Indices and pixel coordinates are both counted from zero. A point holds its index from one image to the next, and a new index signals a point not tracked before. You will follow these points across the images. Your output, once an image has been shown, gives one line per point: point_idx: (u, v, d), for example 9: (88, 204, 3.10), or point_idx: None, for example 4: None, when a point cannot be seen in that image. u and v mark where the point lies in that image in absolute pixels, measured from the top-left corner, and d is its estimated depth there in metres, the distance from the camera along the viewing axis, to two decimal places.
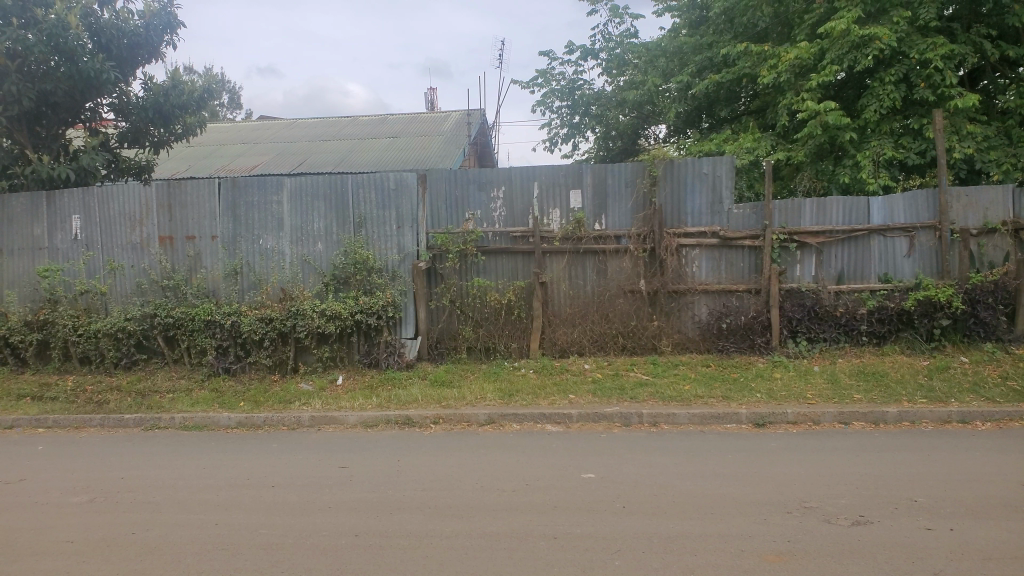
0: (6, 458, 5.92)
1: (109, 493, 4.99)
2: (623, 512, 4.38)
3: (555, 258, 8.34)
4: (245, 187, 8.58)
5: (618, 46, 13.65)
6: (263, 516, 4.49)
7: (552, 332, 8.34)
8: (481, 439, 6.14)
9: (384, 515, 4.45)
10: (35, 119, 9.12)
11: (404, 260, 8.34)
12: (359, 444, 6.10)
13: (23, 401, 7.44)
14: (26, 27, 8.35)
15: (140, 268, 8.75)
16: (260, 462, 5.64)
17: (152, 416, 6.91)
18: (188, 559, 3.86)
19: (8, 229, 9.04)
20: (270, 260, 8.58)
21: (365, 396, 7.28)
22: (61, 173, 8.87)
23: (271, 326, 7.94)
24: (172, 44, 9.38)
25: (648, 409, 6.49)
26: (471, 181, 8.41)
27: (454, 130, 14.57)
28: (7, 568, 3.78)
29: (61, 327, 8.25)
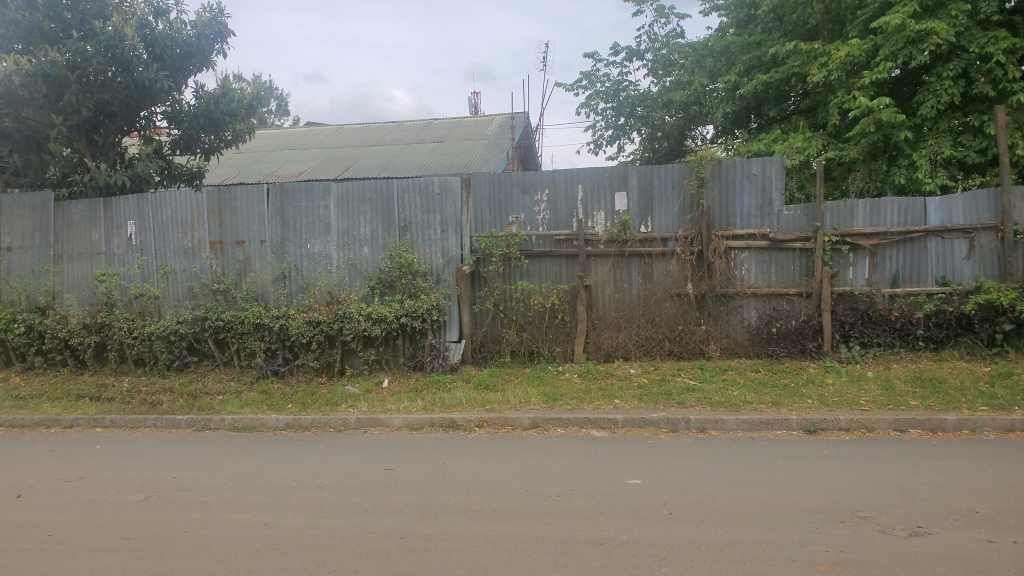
0: (66, 456, 6.10)
1: (162, 492, 5.10)
2: (671, 519, 4.31)
3: (600, 261, 8.28)
4: (293, 193, 8.72)
5: (664, 47, 13.53)
6: (311, 517, 4.53)
7: (597, 336, 8.28)
8: (526, 443, 6.12)
9: (430, 517, 4.46)
10: (94, 128, 9.43)
11: (448, 263, 8.37)
12: (405, 447, 6.13)
13: (82, 402, 7.67)
14: (85, 39, 8.71)
15: (192, 272, 8.94)
16: (308, 464, 5.71)
17: (203, 417, 7.05)
18: (238, 558, 3.91)
19: (67, 234, 9.32)
20: (318, 263, 8.69)
21: (410, 399, 7.32)
22: (117, 180, 9.16)
23: (318, 329, 8.04)
24: (223, 52, 9.59)
25: (696, 415, 6.39)
26: (516, 184, 8.40)
27: (498, 133, 14.60)
28: (66, 563, 3.89)
29: (116, 329, 8.46)
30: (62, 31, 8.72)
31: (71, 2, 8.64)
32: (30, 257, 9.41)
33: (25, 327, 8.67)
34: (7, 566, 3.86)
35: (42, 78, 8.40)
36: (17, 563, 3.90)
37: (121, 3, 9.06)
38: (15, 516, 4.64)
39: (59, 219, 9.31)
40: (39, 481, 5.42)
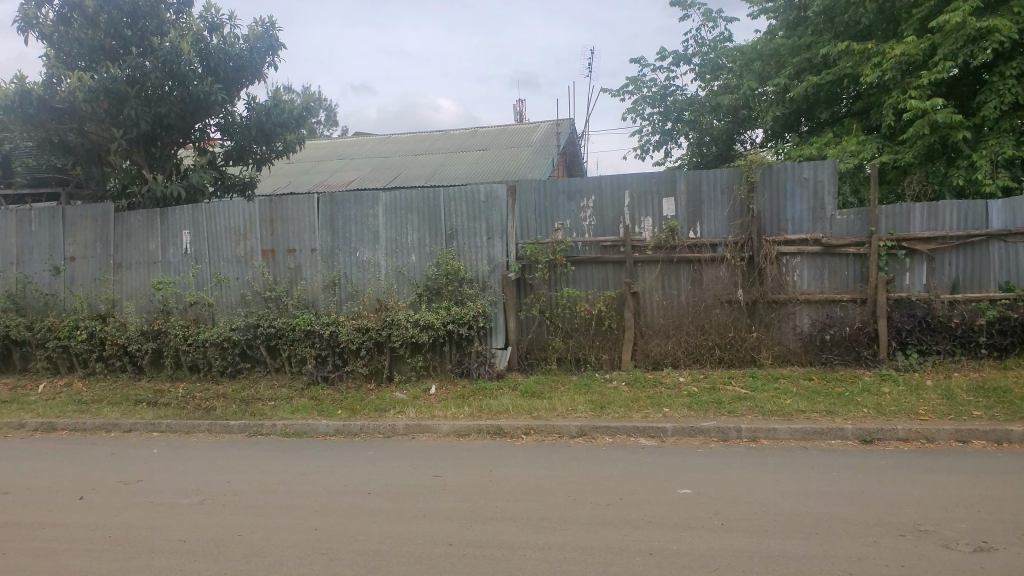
0: (126, 460, 6.28)
1: (217, 496, 5.21)
2: (723, 530, 4.24)
3: (648, 267, 8.21)
4: (343, 202, 8.85)
5: (712, 51, 13.41)
6: (360, 522, 4.58)
7: (645, 343, 8.20)
8: (573, 452, 6.08)
9: (478, 525, 4.46)
10: (151, 141, 9.73)
11: (494, 270, 8.40)
12: (452, 454, 6.15)
13: (139, 407, 7.89)
14: (144, 54, 9.00)
15: (245, 280, 9.14)
16: (357, 470, 5.77)
17: (255, 422, 7.19)
18: (290, 562, 3.97)
19: (126, 244, 9.61)
20: (366, 271, 8.81)
21: (457, 406, 7.34)
22: (173, 192, 9.44)
23: (367, 336, 8.14)
24: (274, 65, 9.80)
25: (747, 424, 6.28)
26: (562, 191, 8.39)
27: (544, 140, 14.61)
28: (126, 564, 3.99)
29: (172, 336, 8.69)
30: (122, 47, 9.03)
31: (130, 19, 8.94)
32: (91, 266, 9.74)
33: (86, 334, 8.97)
34: (70, 566, 3.98)
35: (104, 93, 8.70)
36: (80, 563, 4.02)
37: (177, 19, 9.34)
38: (78, 517, 4.79)
39: (118, 229, 9.61)
40: (101, 483, 5.59)
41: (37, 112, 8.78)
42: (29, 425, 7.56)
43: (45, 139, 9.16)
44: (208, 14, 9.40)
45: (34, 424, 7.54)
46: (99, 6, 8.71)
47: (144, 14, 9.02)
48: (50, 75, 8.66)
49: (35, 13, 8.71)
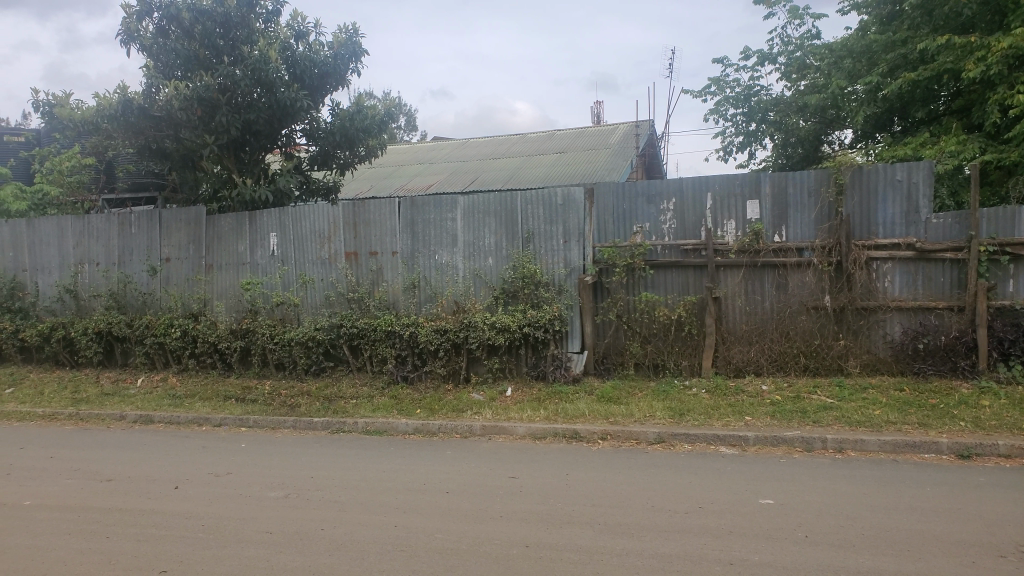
0: (216, 453, 6.55)
1: (301, 490, 5.37)
2: (807, 543, 4.11)
3: (730, 271, 8.03)
4: (422, 206, 9.00)
5: (798, 50, 13.06)
6: (439, 521, 4.63)
7: (727, 350, 8.01)
8: (651, 458, 6.01)
9: (555, 528, 4.46)
10: (241, 147, 10.14)
11: (571, 274, 8.37)
12: (529, 456, 6.16)
13: (229, 402, 8.22)
14: (235, 63, 9.38)
15: (329, 281, 9.40)
16: (436, 469, 5.85)
17: (337, 420, 7.37)
18: (370, 557, 4.06)
19: (217, 246, 10.01)
20: (444, 274, 8.92)
21: (533, 408, 7.36)
22: (262, 196, 9.83)
23: (446, 337, 8.26)
24: (358, 71, 10.06)
25: (834, 434, 6.07)
26: (641, 193, 8.28)
27: (623, 142, 14.50)
28: (217, 553, 4.16)
29: (260, 334, 9.03)
30: (215, 57, 9.45)
31: (223, 29, 9.34)
32: (185, 267, 10.19)
33: (181, 331, 9.40)
34: (167, 552, 4.17)
35: (198, 101, 9.12)
36: (174, 550, 4.21)
37: (266, 29, 9.69)
38: (173, 506, 5.02)
39: (210, 231, 10.03)
40: (194, 475, 5.84)
41: (137, 119, 9.16)
42: (129, 417, 7.97)
43: (144, 146, 9.63)
44: (294, 23, 9.73)
45: (133, 416, 7.95)
46: (195, 17, 9.12)
47: (236, 24, 9.40)
48: (149, 85, 9.12)
49: (136, 26, 9.18)
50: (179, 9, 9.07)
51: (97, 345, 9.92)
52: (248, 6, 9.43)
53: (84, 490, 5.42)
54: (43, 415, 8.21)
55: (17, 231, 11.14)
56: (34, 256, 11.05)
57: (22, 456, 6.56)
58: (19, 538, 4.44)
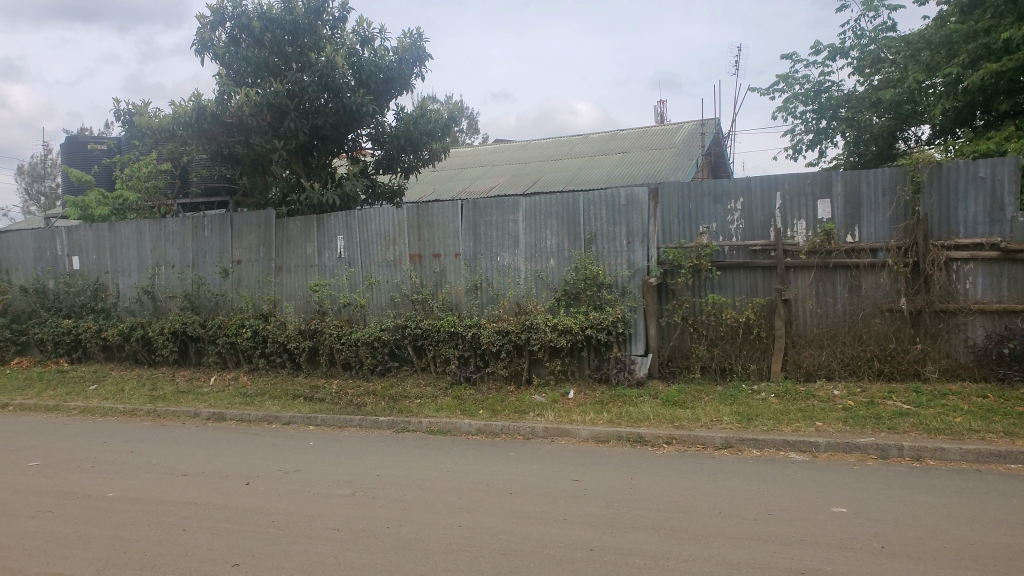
0: (286, 450, 6.71)
1: (367, 488, 5.46)
2: (884, 554, 3.96)
3: (800, 273, 7.82)
4: (485, 208, 9.04)
5: (872, 43, 12.66)
6: (503, 522, 4.64)
7: (797, 353, 7.80)
8: (719, 464, 5.89)
9: (619, 532, 4.41)
10: (309, 152, 10.40)
11: (634, 275, 8.28)
12: (593, 459, 6.12)
13: (297, 401, 8.43)
14: (303, 69, 9.60)
15: (393, 283, 9.53)
16: (500, 470, 5.87)
17: (402, 419, 7.47)
18: (435, 557, 4.08)
19: (286, 248, 10.26)
20: (507, 276, 8.94)
21: (596, 411, 7.30)
22: (329, 200, 10.05)
23: (508, 338, 8.29)
24: (422, 76, 10.18)
25: (911, 442, 5.84)
26: (707, 193, 8.13)
27: (687, 141, 14.31)
28: (287, 548, 4.25)
29: (328, 335, 9.24)
30: (284, 64, 9.64)
31: (291, 37, 9.57)
32: (256, 269, 10.47)
33: (252, 331, 9.69)
34: (239, 546, 4.29)
35: (267, 107, 9.37)
36: (246, 544, 4.33)
37: (333, 35, 9.88)
38: (245, 501, 5.16)
39: (279, 234, 10.28)
40: (264, 471, 6.00)
41: (210, 126, 9.43)
42: (203, 414, 8.25)
43: (216, 151, 9.94)
44: (360, 29, 9.91)
45: (207, 413, 8.22)
46: (265, 26, 9.38)
47: (304, 31, 9.63)
48: (222, 92, 9.40)
49: (210, 36, 9.49)
50: (250, 18, 9.34)
51: (173, 344, 10.30)
52: (316, 13, 9.65)
53: (162, 484, 5.62)
54: (123, 412, 8.55)
55: (100, 235, 11.66)
56: (116, 259, 11.54)
57: (104, 450, 6.85)
58: (102, 528, 4.63)
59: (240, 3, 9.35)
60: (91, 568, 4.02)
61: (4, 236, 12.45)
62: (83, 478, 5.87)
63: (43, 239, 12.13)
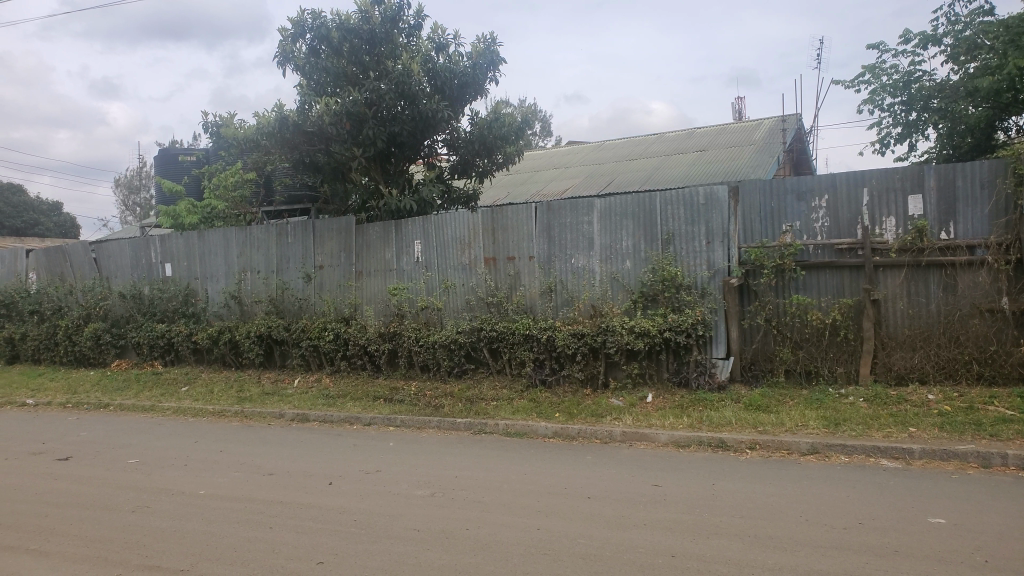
0: (367, 451, 6.85)
1: (447, 489, 5.52)
2: (988, 568, 3.74)
3: (891, 272, 7.49)
4: (559, 210, 9.03)
5: (967, 29, 12.04)
6: (582, 526, 4.60)
7: (887, 356, 7.48)
8: (805, 470, 5.70)
9: (702, 538, 4.32)
10: (386, 159, 10.61)
11: (714, 276, 8.07)
12: (673, 464, 6.02)
13: (377, 402, 8.60)
14: (380, 78, 9.80)
15: (469, 286, 9.60)
16: (579, 473, 5.84)
17: (479, 421, 7.53)
18: (515, 559, 4.09)
19: (366, 254, 10.48)
20: (581, 277, 8.88)
21: (676, 416, 7.18)
22: (406, 205, 10.22)
23: (583, 341, 8.26)
24: (495, 81, 10.25)
25: (1015, 450, 5.52)
26: (790, 191, 7.89)
27: (768, 138, 13.94)
28: (369, 547, 4.33)
29: (406, 337, 9.40)
30: (362, 73, 9.87)
31: (369, 46, 9.80)
32: (337, 274, 10.73)
33: (334, 335, 9.95)
34: (324, 544, 4.39)
35: (346, 116, 9.61)
36: (330, 542, 4.43)
37: (408, 43, 10.06)
38: (329, 501, 5.29)
39: (359, 240, 10.52)
40: (347, 471, 6.14)
41: (292, 135, 9.73)
42: (287, 415, 8.50)
43: (298, 159, 10.24)
44: (435, 35, 10.05)
45: (292, 414, 8.48)
46: (343, 36, 9.62)
47: (380, 40, 9.84)
48: (303, 102, 9.67)
49: (292, 47, 9.78)
50: (329, 29, 9.60)
51: (259, 347, 10.67)
52: (392, 21, 9.87)
53: (250, 483, 5.82)
54: (213, 412, 8.90)
55: (190, 243, 12.18)
56: (205, 265, 12.04)
57: (197, 449, 7.15)
58: (195, 524, 4.82)
59: (319, 14, 9.61)
60: (186, 562, 4.18)
61: (104, 245, 13.17)
62: (177, 475, 6.13)
63: (139, 247, 12.76)
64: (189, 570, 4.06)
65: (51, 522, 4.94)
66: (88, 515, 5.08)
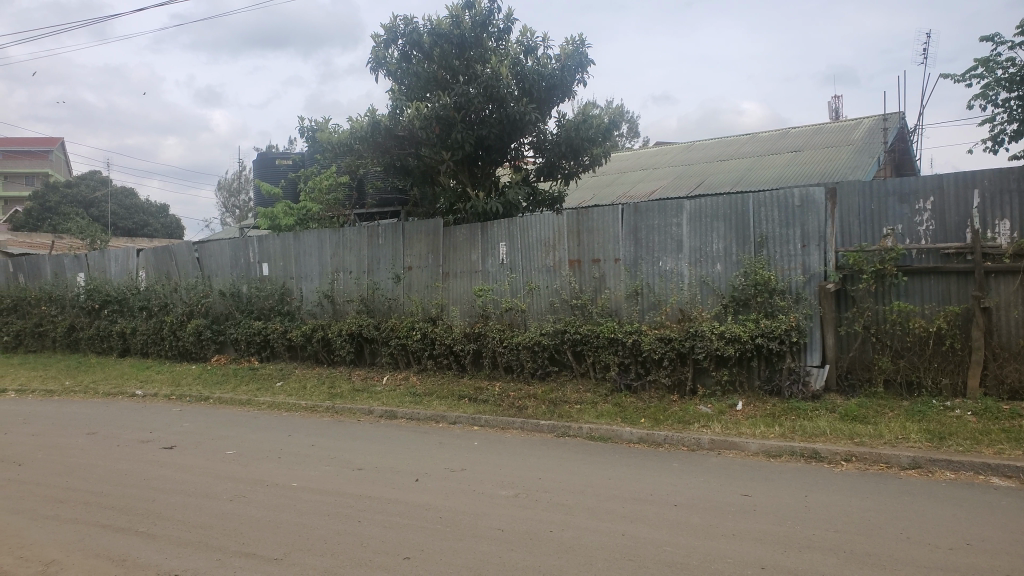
0: (453, 450, 6.93)
1: (531, 491, 5.53)
2: None
3: (1004, 278, 7.05)
4: (647, 212, 8.92)
5: None
6: (667, 533, 4.53)
7: (998, 368, 7.05)
8: (904, 485, 5.44)
9: (793, 551, 4.18)
10: (474, 162, 10.74)
11: (810, 281, 7.80)
12: (763, 474, 5.85)
13: (462, 401, 8.72)
14: (468, 82, 9.92)
15: (553, 288, 9.58)
16: (664, 480, 5.74)
17: (563, 424, 7.52)
18: (600, 564, 4.06)
19: (453, 254, 10.62)
20: (669, 280, 8.73)
21: (767, 424, 6.97)
22: (493, 207, 10.32)
23: (670, 346, 8.15)
24: (584, 82, 10.22)
25: None
26: (892, 192, 7.54)
27: (867, 137, 13.37)
28: (454, 545, 4.38)
29: (491, 338, 9.50)
30: (451, 77, 10.01)
31: (458, 50, 9.93)
32: (425, 275, 10.92)
33: (421, 334, 10.17)
34: (409, 540, 4.48)
35: (436, 120, 9.77)
36: (416, 538, 4.51)
37: (497, 46, 10.14)
38: (415, 497, 5.39)
39: (447, 242, 10.68)
40: (433, 468, 6.25)
41: (383, 139, 9.98)
42: (376, 411, 8.72)
43: (389, 164, 10.48)
44: (524, 39, 10.11)
45: (380, 411, 8.68)
46: (434, 41, 9.80)
47: (470, 45, 9.97)
48: (395, 107, 9.92)
49: (384, 53, 10.02)
50: (420, 34, 9.81)
51: (350, 345, 11.00)
52: (481, 26, 9.99)
53: (340, 477, 5.99)
54: (306, 407, 9.21)
55: (286, 244, 12.64)
56: (300, 265, 12.46)
57: (290, 442, 7.41)
58: (289, 514, 5.00)
59: (411, 20, 9.82)
60: (281, 551, 4.34)
61: (206, 245, 13.82)
62: (272, 467, 6.38)
63: (238, 247, 13.33)
64: (283, 559, 4.21)
65: (157, 507, 5.22)
66: (191, 502, 5.34)
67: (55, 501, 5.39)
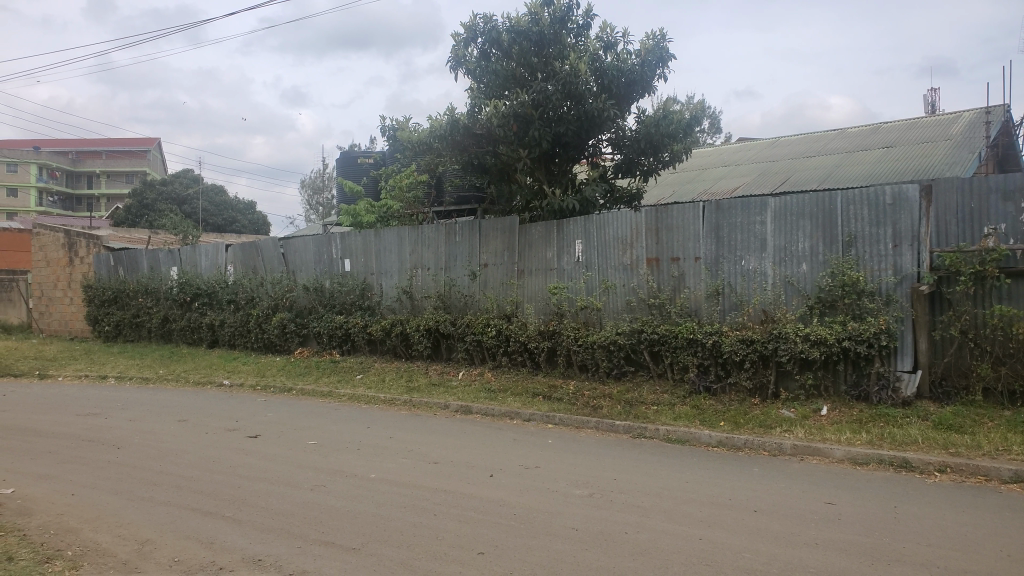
0: (527, 447, 6.94)
1: (606, 491, 5.47)
2: None
3: None
4: (728, 210, 8.69)
5: None
6: (747, 540, 4.41)
7: None
8: (1005, 499, 5.14)
9: (881, 563, 4.00)
10: (551, 160, 10.71)
11: (901, 282, 7.46)
12: (850, 482, 5.62)
13: (536, 399, 8.72)
14: (547, 79, 9.88)
15: (631, 287, 9.47)
16: (744, 485, 5.59)
17: (639, 425, 7.43)
18: (677, 568, 3.98)
19: (530, 252, 10.61)
20: (752, 281, 8.48)
21: (853, 431, 6.70)
22: (570, 205, 10.26)
23: (752, 347, 7.94)
24: (664, 78, 10.04)
25: None
26: (995, 189, 7.14)
27: (968, 132, 12.69)
28: (529, 542, 4.38)
29: (566, 337, 9.47)
30: (529, 74, 9.98)
31: (537, 47, 9.90)
32: (500, 272, 10.96)
33: (496, 331, 10.23)
34: (484, 535, 4.50)
35: (514, 118, 9.78)
36: (490, 533, 4.52)
37: (576, 42, 10.08)
38: (488, 492, 5.42)
39: (522, 239, 10.69)
40: (507, 465, 6.26)
41: (461, 137, 10.06)
42: (452, 406, 8.80)
43: (467, 161, 10.56)
44: (604, 34, 10.01)
45: (455, 406, 8.77)
46: (513, 38, 9.82)
47: (549, 42, 9.94)
48: (473, 105, 10.01)
49: (463, 52, 10.13)
50: (499, 32, 9.84)
51: (427, 340, 11.18)
52: (561, 22, 9.95)
53: (416, 470, 6.08)
54: (383, 400, 9.40)
55: (367, 240, 12.89)
56: (379, 261, 12.69)
57: (369, 434, 7.57)
58: (367, 505, 5.09)
59: (490, 19, 9.87)
60: (358, 541, 4.43)
61: (290, 241, 14.23)
62: (351, 458, 6.52)
63: (321, 243, 13.69)
64: (361, 549, 4.29)
65: (243, 493, 5.41)
66: (274, 489, 5.51)
67: (150, 484, 5.66)
